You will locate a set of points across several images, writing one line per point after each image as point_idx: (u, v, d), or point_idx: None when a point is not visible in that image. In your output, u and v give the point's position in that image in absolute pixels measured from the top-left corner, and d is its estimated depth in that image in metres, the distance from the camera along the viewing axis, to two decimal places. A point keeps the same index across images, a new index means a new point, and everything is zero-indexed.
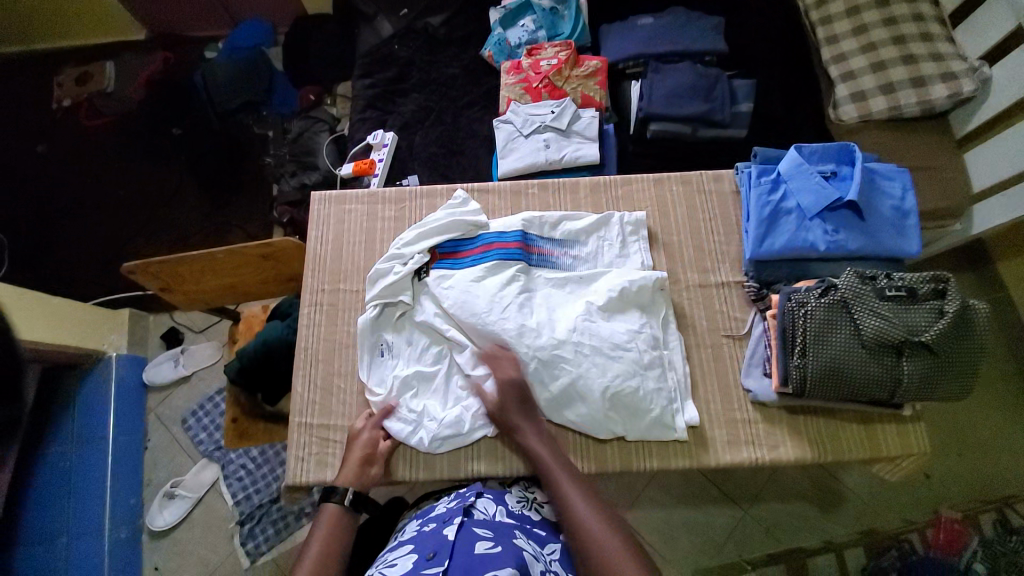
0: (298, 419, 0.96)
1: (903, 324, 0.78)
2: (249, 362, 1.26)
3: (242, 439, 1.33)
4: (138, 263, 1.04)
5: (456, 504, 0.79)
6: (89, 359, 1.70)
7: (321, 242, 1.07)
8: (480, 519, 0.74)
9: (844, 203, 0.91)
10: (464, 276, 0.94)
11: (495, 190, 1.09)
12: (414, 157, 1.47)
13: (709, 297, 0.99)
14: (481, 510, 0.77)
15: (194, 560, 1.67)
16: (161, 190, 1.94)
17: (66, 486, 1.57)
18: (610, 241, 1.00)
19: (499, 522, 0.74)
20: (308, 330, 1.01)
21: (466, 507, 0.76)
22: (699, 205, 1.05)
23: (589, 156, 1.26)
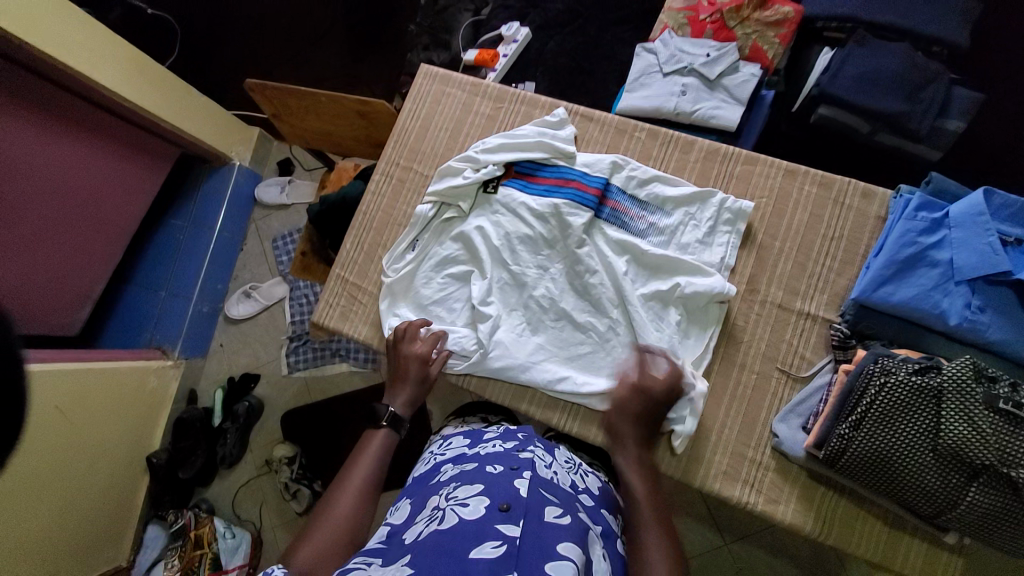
0: (338, 270, 1.01)
1: (1002, 447, 0.61)
2: (327, 206, 1.35)
3: (304, 272, 1.46)
4: (257, 83, 1.11)
5: (513, 449, 0.82)
6: (218, 161, 1.95)
7: (412, 116, 1.05)
8: (542, 476, 0.74)
9: (1010, 281, 0.70)
10: (528, 201, 0.91)
11: (601, 120, 0.97)
12: (540, 61, 1.36)
13: (782, 323, 0.84)
14: (541, 461, 0.79)
15: (248, 352, 1.97)
16: (312, 26, 2.03)
17: (174, 253, 1.90)
18: (697, 222, 0.87)
19: (558, 485, 0.74)
20: (373, 197, 1.03)
21: (530, 459, 0.77)
22: (825, 218, 0.87)
23: (724, 119, 1.08)
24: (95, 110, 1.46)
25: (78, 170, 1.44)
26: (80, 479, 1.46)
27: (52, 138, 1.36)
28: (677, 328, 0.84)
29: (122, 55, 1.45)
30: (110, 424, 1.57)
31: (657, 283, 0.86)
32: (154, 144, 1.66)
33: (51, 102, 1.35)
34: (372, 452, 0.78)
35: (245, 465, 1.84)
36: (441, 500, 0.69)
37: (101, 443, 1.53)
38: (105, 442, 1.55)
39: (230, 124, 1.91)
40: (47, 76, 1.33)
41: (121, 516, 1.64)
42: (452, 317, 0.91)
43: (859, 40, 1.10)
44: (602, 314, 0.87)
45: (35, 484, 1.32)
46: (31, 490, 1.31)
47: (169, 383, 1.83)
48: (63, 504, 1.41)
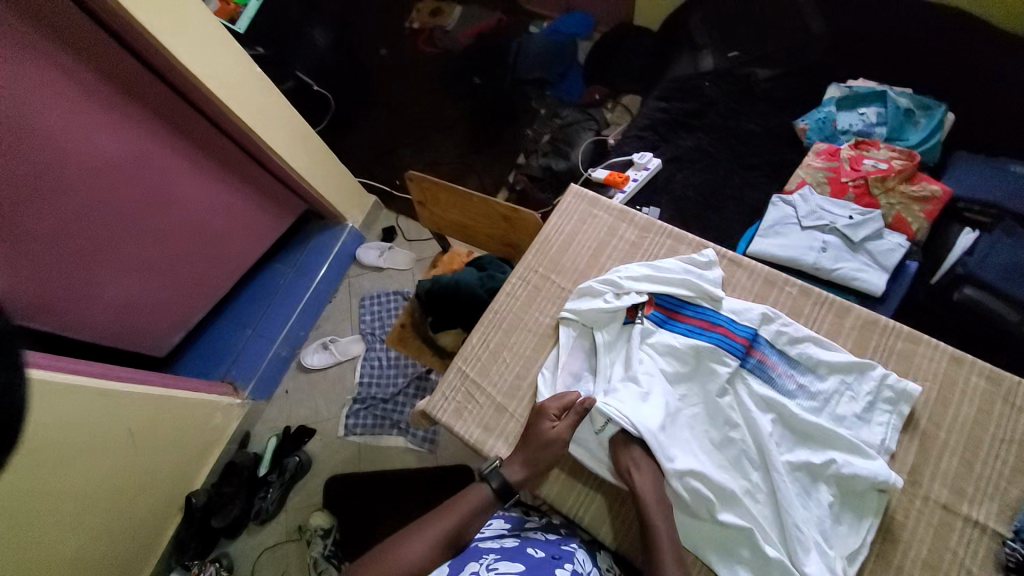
0: (459, 362, 1.02)
1: None
2: (440, 287, 1.40)
3: (399, 342, 1.49)
4: (420, 176, 1.23)
5: (558, 541, 0.82)
6: (333, 219, 2.10)
7: (557, 229, 1.10)
8: (581, 572, 0.75)
9: None
10: (670, 338, 0.89)
11: (751, 269, 0.97)
12: (666, 190, 1.44)
13: (946, 529, 0.75)
14: (582, 560, 0.79)
15: (311, 403, 1.98)
16: (443, 119, 2.26)
17: (273, 294, 2.01)
18: (854, 394, 0.83)
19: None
20: (506, 299, 1.06)
21: (572, 551, 0.78)
22: (994, 416, 0.80)
23: (867, 283, 1.06)
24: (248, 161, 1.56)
25: (214, 208, 1.51)
26: (123, 505, 1.45)
27: (203, 180, 1.45)
28: (825, 511, 0.75)
29: (285, 121, 1.56)
30: (164, 456, 1.56)
31: (806, 453, 0.79)
32: (284, 195, 1.73)
33: (215, 149, 1.45)
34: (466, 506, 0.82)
35: (275, 527, 1.78)
36: (480, 568, 0.72)
37: (152, 472, 1.52)
38: (156, 470, 1.54)
39: (354, 189, 2.08)
40: (221, 129, 1.45)
41: (145, 552, 1.58)
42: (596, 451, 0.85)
43: (1007, 228, 1.13)
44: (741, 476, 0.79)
45: (82, 500, 1.31)
46: (76, 509, 1.30)
47: (230, 422, 1.85)
48: (90, 536, 1.36)
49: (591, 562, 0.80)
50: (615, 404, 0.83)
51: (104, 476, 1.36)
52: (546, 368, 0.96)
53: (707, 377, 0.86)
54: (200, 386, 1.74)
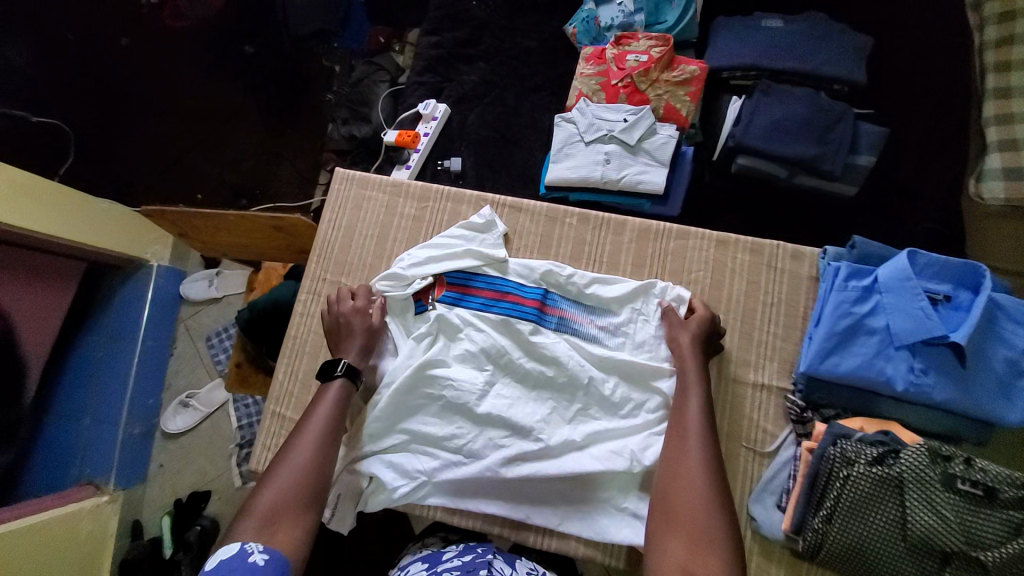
0: (272, 406, 0.92)
1: (964, 531, 0.59)
2: (259, 313, 1.21)
3: (240, 385, 1.31)
4: (155, 208, 1.04)
5: (472, 559, 0.76)
6: (131, 265, 1.67)
7: (334, 226, 0.98)
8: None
9: (946, 342, 0.71)
10: (466, 318, 0.85)
11: (531, 210, 0.95)
12: (462, 136, 1.34)
13: (739, 398, 0.83)
14: (500, 566, 0.75)
15: (194, 468, 1.69)
16: (220, 109, 1.80)
17: (92, 377, 1.58)
18: (645, 316, 0.86)
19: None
20: (301, 319, 0.95)
21: (487, 561, 0.75)
22: (763, 284, 0.87)
23: (651, 185, 1.10)
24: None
25: None
26: None
27: None
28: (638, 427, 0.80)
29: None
30: None
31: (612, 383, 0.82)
32: (56, 264, 1.43)
33: None
34: (328, 402, 0.76)
35: None
36: None
37: None
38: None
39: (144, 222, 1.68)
40: None
41: None
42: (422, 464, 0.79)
43: (766, 88, 1.14)
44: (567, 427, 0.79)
45: None
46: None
47: (109, 520, 1.54)
48: None
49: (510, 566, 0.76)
50: (434, 401, 0.82)
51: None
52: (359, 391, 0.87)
53: (512, 343, 0.84)
54: (50, 502, 1.41)
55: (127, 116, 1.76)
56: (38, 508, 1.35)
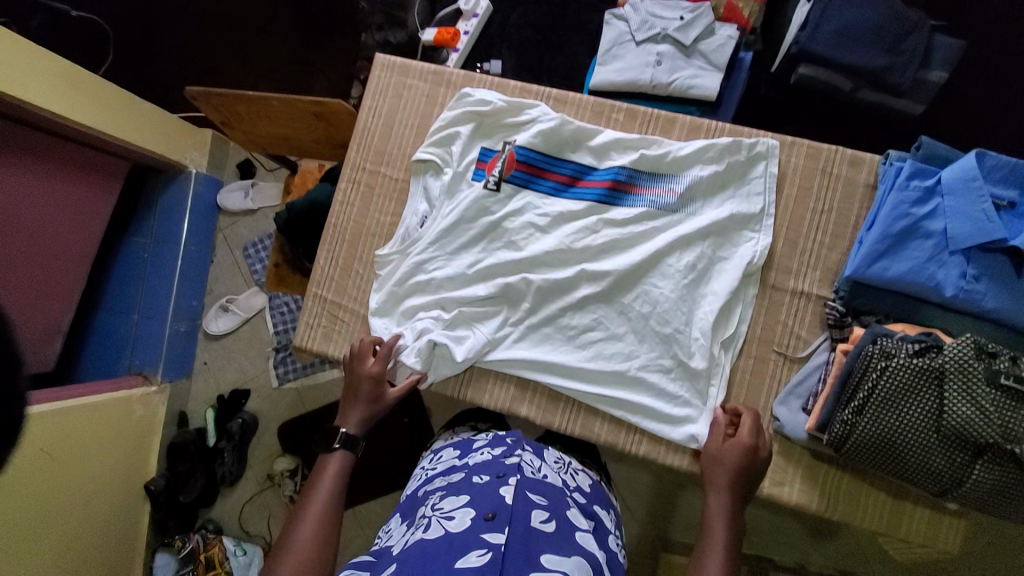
0: (314, 289, 0.95)
1: (1005, 423, 0.60)
2: (297, 216, 1.17)
3: (279, 285, 1.31)
4: (200, 90, 1.04)
5: (502, 455, 0.79)
6: (171, 169, 1.62)
7: (374, 113, 0.97)
8: (530, 478, 0.74)
9: (1006, 247, 0.69)
10: (535, 199, 0.89)
11: (576, 102, 0.94)
12: (504, 37, 1.27)
13: (776, 304, 0.83)
14: (528, 466, 0.77)
15: (234, 367, 1.68)
16: (252, 8, 1.73)
17: (141, 272, 1.60)
18: (741, 197, 0.84)
19: (548, 484, 0.75)
20: (341, 207, 0.96)
21: (517, 463, 0.76)
22: (813, 191, 0.85)
23: (703, 89, 1.04)
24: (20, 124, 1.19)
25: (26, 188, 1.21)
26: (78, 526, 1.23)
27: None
28: (687, 304, 0.82)
29: (41, 64, 1.17)
30: (100, 469, 1.31)
31: (645, 249, 0.84)
32: (102, 159, 1.39)
33: None
34: (332, 473, 0.78)
35: (246, 483, 1.57)
36: (428, 510, 0.71)
37: (98, 487, 1.30)
38: (98, 484, 1.30)
39: (179, 126, 1.59)
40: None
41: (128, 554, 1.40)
42: (478, 321, 0.86)
43: None
44: (616, 284, 0.84)
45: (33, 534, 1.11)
46: (28, 547, 1.10)
47: (156, 409, 1.54)
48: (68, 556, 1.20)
49: (538, 460, 0.81)
50: (502, 254, 0.87)
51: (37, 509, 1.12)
52: (391, 246, 0.91)
53: (578, 225, 0.86)
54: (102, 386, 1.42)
55: (159, 11, 1.70)
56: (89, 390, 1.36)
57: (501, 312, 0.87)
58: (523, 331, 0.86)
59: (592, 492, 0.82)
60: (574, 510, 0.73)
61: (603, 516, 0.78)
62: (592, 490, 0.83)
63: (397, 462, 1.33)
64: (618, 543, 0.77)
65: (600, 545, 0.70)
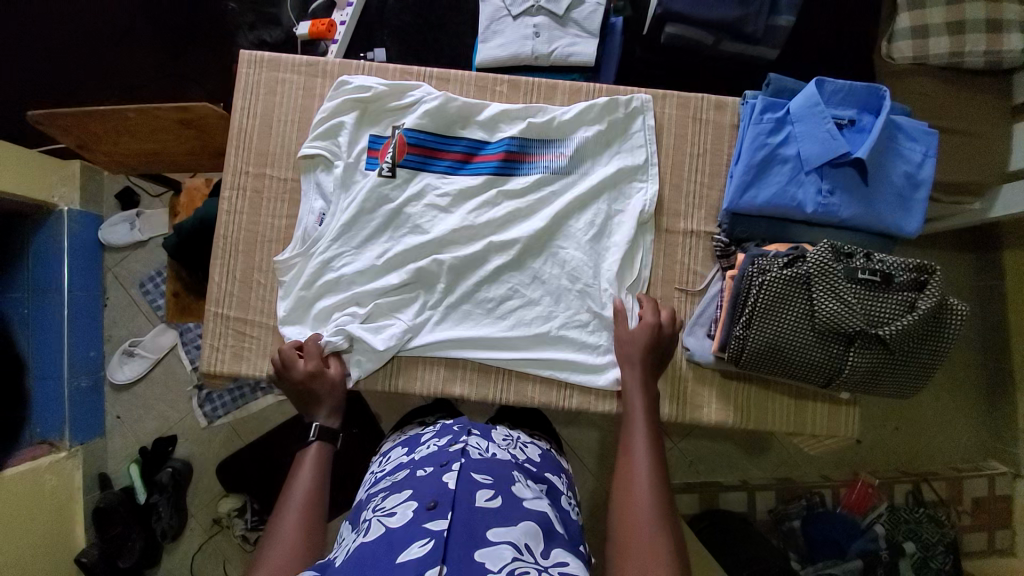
0: (213, 308, 0.89)
1: (863, 311, 0.69)
2: (188, 237, 1.07)
3: (184, 314, 1.21)
4: (42, 113, 0.94)
5: (446, 444, 0.76)
6: (36, 210, 1.41)
7: (247, 114, 0.92)
8: (475, 459, 0.72)
9: (849, 161, 0.78)
10: (432, 180, 0.88)
11: (459, 79, 0.94)
12: (383, 24, 1.24)
13: (672, 246, 0.89)
14: (475, 449, 0.75)
15: (153, 414, 1.51)
16: None
17: (19, 333, 1.38)
18: (626, 151, 0.89)
19: (496, 462, 0.73)
20: (229, 217, 0.91)
21: (461, 448, 0.74)
22: (689, 136, 0.91)
23: (582, 55, 1.08)
24: None
25: None
26: None
27: None
28: (592, 259, 0.86)
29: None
30: (10, 558, 1.15)
31: (545, 214, 0.87)
32: None
33: None
34: (310, 467, 0.74)
35: (189, 535, 1.44)
36: (370, 513, 0.66)
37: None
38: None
39: (38, 160, 1.38)
40: None
41: None
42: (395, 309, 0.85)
43: None
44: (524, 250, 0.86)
45: None
46: None
47: (71, 475, 1.36)
48: None
49: (485, 442, 0.78)
50: (407, 238, 0.86)
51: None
52: (292, 249, 0.87)
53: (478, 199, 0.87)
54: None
55: None
56: None
57: (417, 297, 0.86)
58: (442, 312, 0.86)
59: (543, 462, 0.82)
60: (521, 480, 0.71)
61: (555, 481, 0.79)
62: (543, 460, 0.83)
63: (348, 472, 1.28)
64: (572, 504, 0.79)
65: (551, 509, 0.70)
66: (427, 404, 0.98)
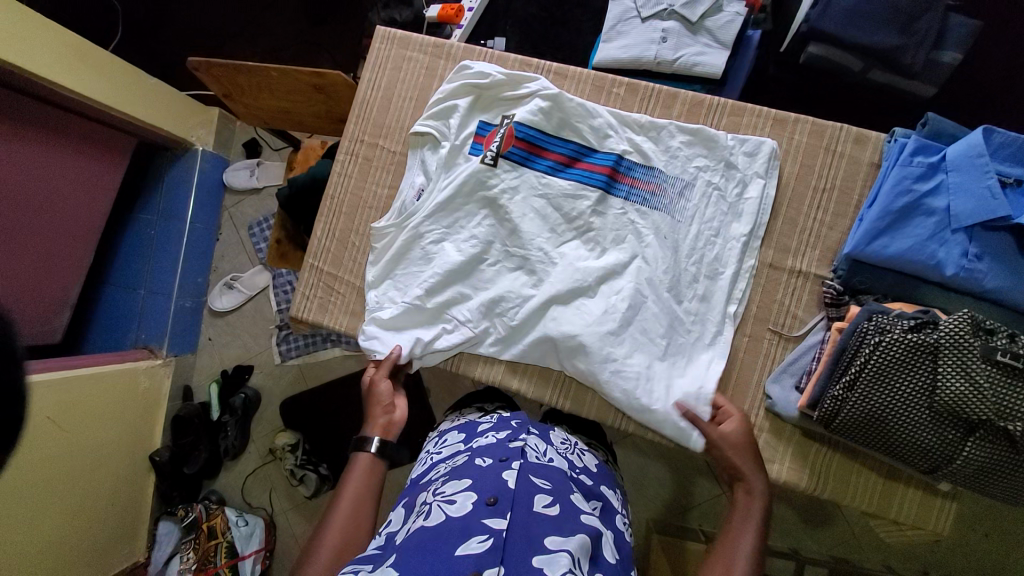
0: (311, 259, 0.96)
1: (996, 399, 0.60)
2: (299, 191, 1.16)
3: (281, 261, 1.29)
4: (202, 61, 1.04)
5: (506, 439, 0.76)
6: (178, 146, 1.59)
7: (373, 86, 0.97)
8: (533, 463, 0.72)
9: (1009, 225, 0.68)
10: (533, 178, 0.86)
11: (576, 77, 0.93)
12: (509, 14, 1.25)
13: (773, 283, 0.82)
14: (533, 450, 0.75)
15: (238, 343, 1.66)
16: None
17: (149, 249, 1.58)
18: (736, 191, 0.83)
19: (553, 469, 0.72)
20: (339, 179, 0.97)
21: (520, 447, 0.74)
22: (816, 168, 0.83)
23: (709, 67, 1.02)
24: (26, 101, 1.16)
25: (35, 168, 1.18)
26: (81, 504, 1.23)
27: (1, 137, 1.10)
28: (677, 307, 0.80)
29: (49, 32, 1.13)
30: (106, 446, 1.31)
31: (637, 232, 0.83)
32: (108, 136, 1.35)
33: None
34: (359, 474, 0.74)
35: (247, 457, 1.58)
36: (429, 496, 0.68)
37: (102, 464, 1.29)
38: (103, 461, 1.30)
39: (186, 103, 1.55)
40: None
41: (131, 529, 1.41)
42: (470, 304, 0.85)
43: None
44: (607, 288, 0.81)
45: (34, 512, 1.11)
46: (28, 523, 1.10)
47: (161, 382, 1.53)
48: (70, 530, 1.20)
49: (543, 444, 0.78)
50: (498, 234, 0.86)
51: (35, 482, 1.11)
52: (388, 220, 0.90)
53: (572, 199, 0.85)
54: (107, 359, 1.41)
55: None
56: (93, 362, 1.35)
57: (490, 298, 0.84)
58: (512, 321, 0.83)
59: (599, 473, 0.81)
60: (576, 494, 0.70)
61: (609, 497, 0.77)
62: (600, 471, 0.82)
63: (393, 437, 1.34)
64: (624, 523, 0.76)
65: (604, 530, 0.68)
66: (487, 392, 0.98)
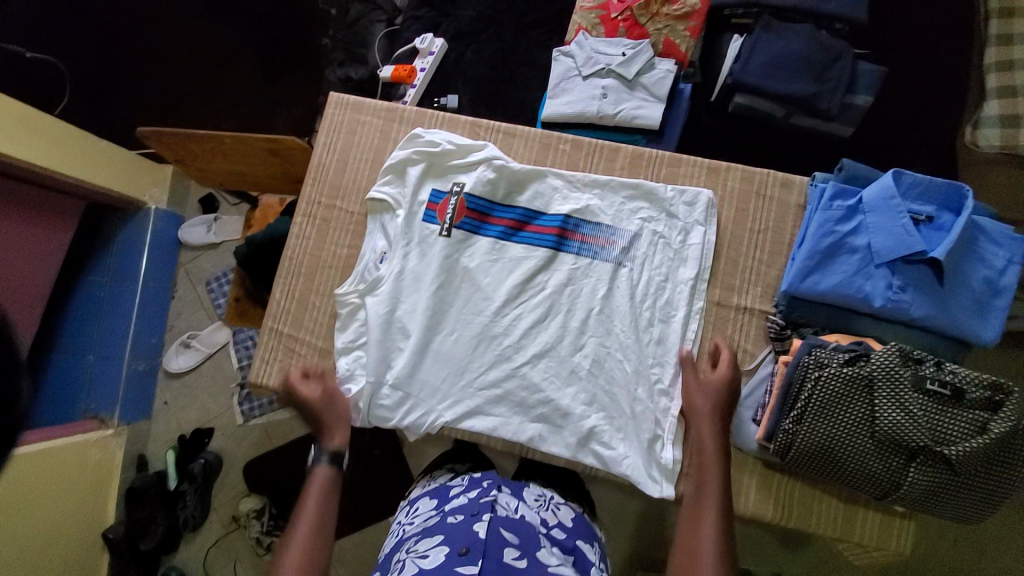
0: (270, 322, 0.94)
1: (930, 425, 0.64)
2: (257, 249, 1.15)
3: (241, 318, 1.28)
4: (151, 131, 1.04)
5: (477, 498, 0.76)
6: (130, 207, 1.55)
7: (329, 150, 0.99)
8: (505, 515, 0.73)
9: (924, 259, 0.74)
10: (486, 244, 0.89)
11: (525, 136, 0.98)
12: (459, 72, 1.31)
13: (723, 320, 0.86)
14: (505, 503, 0.76)
15: (196, 406, 1.58)
16: None
17: (98, 312, 1.49)
18: (681, 238, 0.88)
19: (524, 521, 0.74)
20: (297, 241, 0.97)
21: (492, 500, 0.74)
22: (751, 211, 0.90)
23: (647, 118, 1.09)
24: None
25: None
26: None
27: None
28: (636, 359, 0.83)
29: None
30: (52, 531, 1.20)
31: (591, 283, 0.86)
32: (56, 200, 1.31)
33: None
34: (317, 488, 0.75)
35: (210, 526, 1.49)
36: (404, 554, 0.71)
37: (48, 551, 1.19)
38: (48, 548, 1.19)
39: (138, 163, 1.52)
40: None
41: None
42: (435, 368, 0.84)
43: (765, 24, 1.09)
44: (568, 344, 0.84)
45: None
46: None
47: (114, 453, 1.44)
48: None
49: (515, 501, 0.78)
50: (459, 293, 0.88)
51: None
52: (352, 286, 0.90)
53: (526, 253, 0.88)
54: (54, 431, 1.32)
55: None
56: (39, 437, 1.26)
57: (456, 360, 0.84)
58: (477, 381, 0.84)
59: (576, 527, 0.80)
60: (547, 546, 0.71)
61: (585, 551, 0.76)
62: (574, 526, 0.80)
63: (366, 494, 1.29)
64: None
65: None
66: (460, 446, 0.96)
